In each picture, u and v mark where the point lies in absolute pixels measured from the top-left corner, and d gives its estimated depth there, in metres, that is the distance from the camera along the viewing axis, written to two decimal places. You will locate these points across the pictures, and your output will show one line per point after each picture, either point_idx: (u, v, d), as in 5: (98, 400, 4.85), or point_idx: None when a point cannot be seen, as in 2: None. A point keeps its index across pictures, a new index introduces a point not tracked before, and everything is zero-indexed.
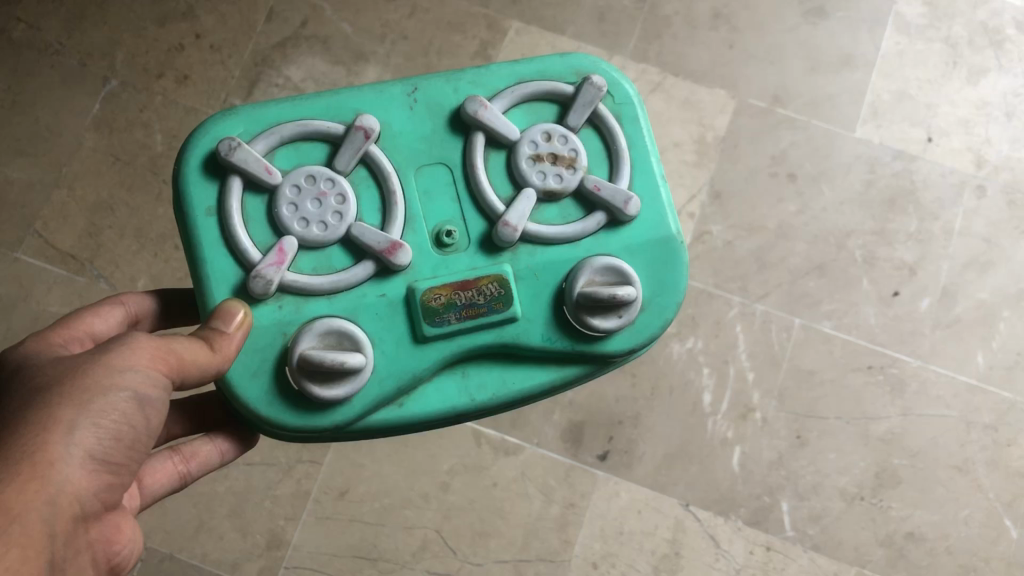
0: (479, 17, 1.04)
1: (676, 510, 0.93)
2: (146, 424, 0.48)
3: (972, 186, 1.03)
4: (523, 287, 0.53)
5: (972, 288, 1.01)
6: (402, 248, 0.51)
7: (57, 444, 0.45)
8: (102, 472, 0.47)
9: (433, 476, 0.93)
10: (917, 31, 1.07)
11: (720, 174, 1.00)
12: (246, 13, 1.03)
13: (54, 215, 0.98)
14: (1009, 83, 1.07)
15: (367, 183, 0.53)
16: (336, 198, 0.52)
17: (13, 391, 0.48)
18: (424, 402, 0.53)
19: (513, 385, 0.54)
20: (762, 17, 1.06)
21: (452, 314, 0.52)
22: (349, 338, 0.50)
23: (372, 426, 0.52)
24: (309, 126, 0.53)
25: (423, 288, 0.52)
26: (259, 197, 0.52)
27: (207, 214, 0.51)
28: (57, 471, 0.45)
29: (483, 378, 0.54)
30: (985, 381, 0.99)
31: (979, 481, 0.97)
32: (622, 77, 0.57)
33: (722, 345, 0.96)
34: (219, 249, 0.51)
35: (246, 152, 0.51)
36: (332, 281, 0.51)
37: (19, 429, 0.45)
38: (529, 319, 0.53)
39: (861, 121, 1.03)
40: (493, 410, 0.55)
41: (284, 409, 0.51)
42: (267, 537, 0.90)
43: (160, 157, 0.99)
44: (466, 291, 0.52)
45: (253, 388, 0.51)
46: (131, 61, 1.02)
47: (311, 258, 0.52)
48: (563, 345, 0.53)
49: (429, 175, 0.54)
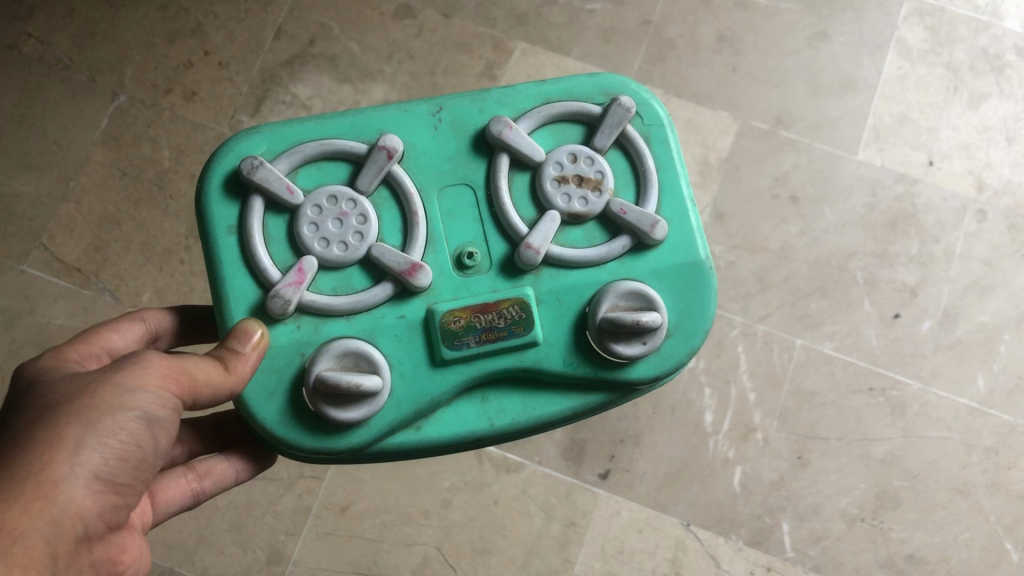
0: (485, 37, 1.05)
1: (677, 529, 0.93)
2: (157, 445, 0.49)
3: (973, 210, 1.04)
4: (545, 311, 0.54)
5: (973, 311, 1.01)
6: (422, 270, 0.52)
7: (62, 463, 0.45)
8: (108, 492, 0.48)
9: (435, 493, 0.93)
10: (918, 56, 1.08)
11: (722, 195, 1.00)
12: (255, 31, 1.04)
13: (60, 228, 0.98)
14: (1009, 109, 1.08)
15: (389, 203, 0.54)
16: (357, 218, 0.52)
17: (24, 407, 0.48)
18: (441, 426, 0.53)
19: (533, 411, 0.54)
20: (765, 41, 1.07)
21: (472, 337, 0.52)
22: (366, 360, 0.51)
23: (390, 449, 0.53)
24: (332, 146, 0.54)
25: (442, 310, 0.52)
26: (280, 217, 0.53)
27: (228, 232, 0.52)
28: (61, 491, 0.45)
29: (503, 404, 0.54)
30: (986, 404, 0.99)
31: (980, 503, 0.96)
32: (651, 98, 0.58)
33: (724, 364, 0.97)
34: (239, 269, 0.52)
35: (268, 171, 0.52)
36: (352, 302, 0.52)
37: (26, 446, 0.45)
38: (550, 344, 0.53)
39: (863, 144, 1.04)
40: (514, 435, 0.55)
41: (299, 430, 0.51)
42: (267, 552, 0.90)
43: (166, 172, 1.00)
44: (485, 314, 0.53)
45: (268, 408, 0.51)
46: (140, 77, 1.03)
47: (331, 278, 0.53)
48: (584, 371, 0.54)
49: (451, 195, 0.55)
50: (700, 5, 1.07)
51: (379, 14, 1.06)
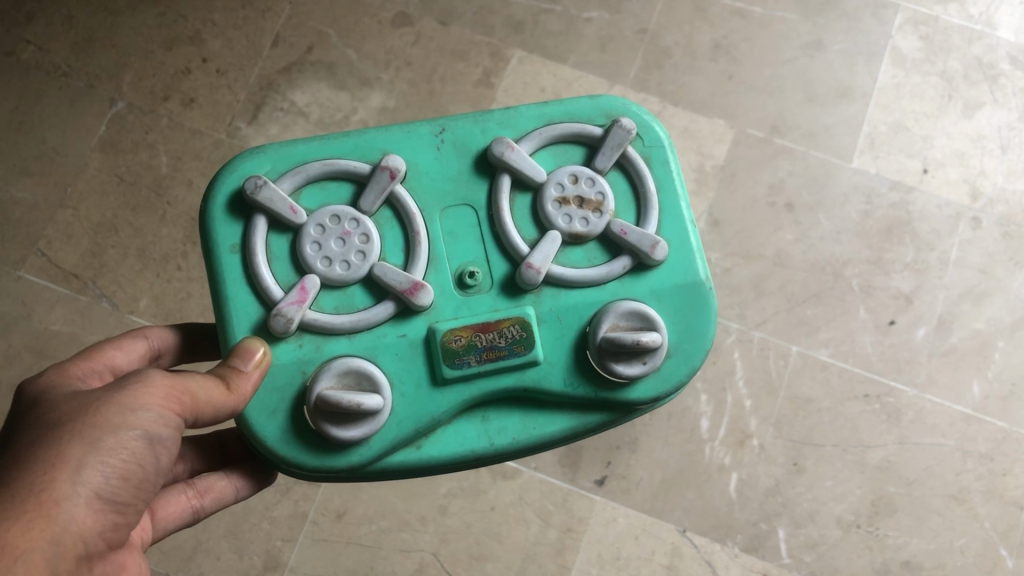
0: (482, 45, 1.06)
1: (673, 535, 0.93)
2: (161, 463, 0.49)
3: (968, 218, 1.04)
4: (546, 331, 0.54)
5: (968, 318, 1.01)
6: (423, 289, 0.52)
7: (64, 482, 0.45)
8: (110, 511, 0.47)
9: (431, 500, 0.93)
10: (913, 65, 1.08)
11: (719, 202, 1.01)
12: (253, 39, 1.05)
13: (58, 234, 0.99)
14: (1003, 118, 1.08)
15: (391, 223, 0.54)
16: (359, 238, 0.53)
17: (27, 426, 0.48)
18: (441, 445, 0.53)
19: (533, 429, 0.54)
20: (761, 49, 1.07)
21: (473, 356, 0.52)
22: (368, 379, 0.51)
23: (389, 468, 0.53)
24: (335, 166, 0.54)
25: (444, 329, 0.53)
26: (284, 236, 0.53)
27: (231, 251, 0.53)
28: (63, 510, 0.45)
29: (503, 422, 0.54)
30: (981, 411, 0.98)
31: (975, 510, 0.97)
32: (652, 120, 0.58)
33: (721, 371, 0.97)
34: (243, 287, 0.52)
35: (272, 191, 0.52)
36: (354, 321, 0.52)
37: (30, 465, 0.45)
38: (550, 363, 0.54)
39: (858, 152, 1.04)
40: (513, 455, 0.55)
41: (299, 448, 0.51)
42: (264, 558, 0.90)
43: (164, 178, 1.00)
44: (486, 333, 0.53)
45: (270, 425, 0.51)
46: (138, 84, 1.04)
47: (332, 297, 0.53)
48: (584, 391, 0.54)
49: (453, 216, 0.55)
50: (696, 14, 1.07)
51: (377, 22, 1.07)
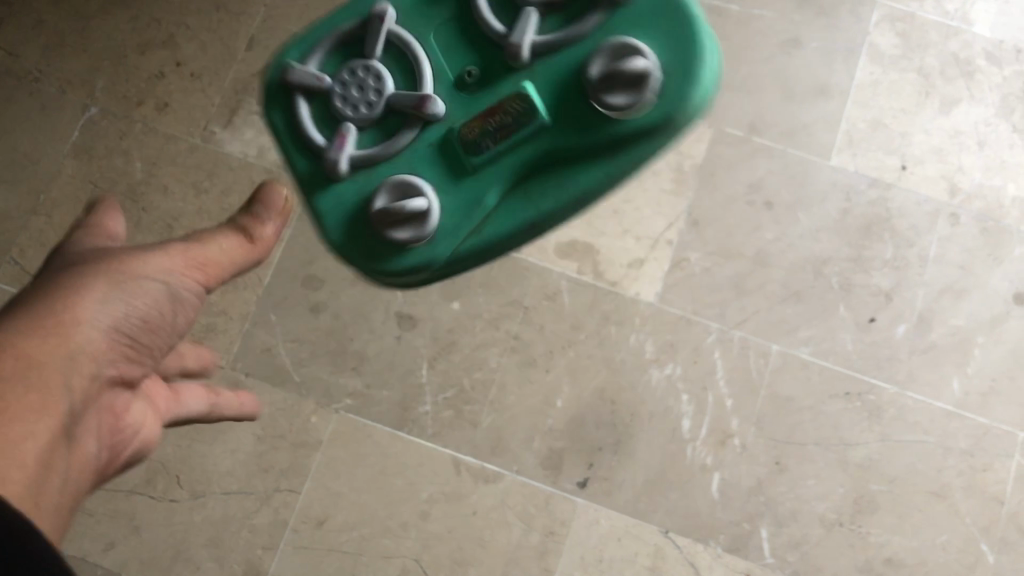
0: None
1: (656, 536, 0.93)
2: (173, 313, 0.55)
3: (946, 214, 1.03)
4: (545, 79, 0.48)
5: (947, 315, 1.00)
6: (432, 98, 0.48)
7: (86, 307, 0.50)
8: (121, 346, 0.52)
9: (412, 505, 0.93)
10: (890, 61, 1.07)
11: (697, 202, 1.02)
12: (227, 42, 1.05)
13: (32, 242, 1.00)
14: (979, 113, 1.06)
15: (401, 59, 0.50)
16: (373, 78, 0.50)
17: (56, 269, 0.52)
18: (494, 225, 0.48)
19: (579, 150, 0.47)
20: (739, 47, 1.07)
21: (489, 138, 0.47)
22: (412, 186, 0.47)
23: (465, 256, 0.49)
24: (336, 30, 0.51)
25: (458, 125, 0.48)
26: (319, 105, 0.51)
27: (280, 134, 0.51)
28: (82, 329, 0.49)
29: (529, 157, 0.47)
30: (962, 407, 0.97)
31: (956, 507, 0.95)
32: None
33: (701, 371, 0.97)
34: (295, 154, 0.51)
35: (298, 70, 0.50)
36: (377, 152, 0.49)
37: (53, 291, 0.50)
38: (559, 116, 0.47)
39: (836, 150, 1.04)
40: (573, 215, 0.49)
41: (377, 262, 0.49)
42: (245, 566, 0.92)
43: (139, 185, 1.01)
44: (494, 114, 0.47)
45: (334, 231, 0.49)
46: (111, 89, 1.04)
47: (375, 135, 0.50)
48: (592, 133, 0.47)
49: (445, 32, 0.50)
50: None
51: None
